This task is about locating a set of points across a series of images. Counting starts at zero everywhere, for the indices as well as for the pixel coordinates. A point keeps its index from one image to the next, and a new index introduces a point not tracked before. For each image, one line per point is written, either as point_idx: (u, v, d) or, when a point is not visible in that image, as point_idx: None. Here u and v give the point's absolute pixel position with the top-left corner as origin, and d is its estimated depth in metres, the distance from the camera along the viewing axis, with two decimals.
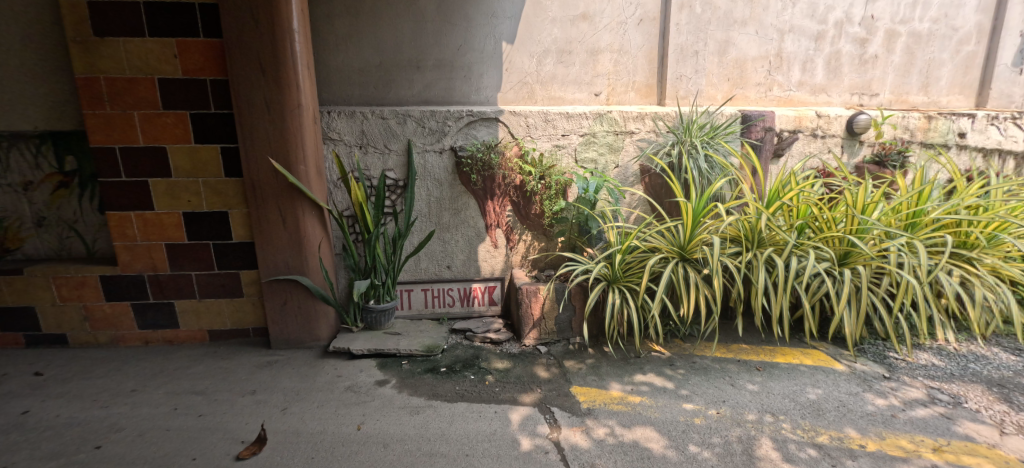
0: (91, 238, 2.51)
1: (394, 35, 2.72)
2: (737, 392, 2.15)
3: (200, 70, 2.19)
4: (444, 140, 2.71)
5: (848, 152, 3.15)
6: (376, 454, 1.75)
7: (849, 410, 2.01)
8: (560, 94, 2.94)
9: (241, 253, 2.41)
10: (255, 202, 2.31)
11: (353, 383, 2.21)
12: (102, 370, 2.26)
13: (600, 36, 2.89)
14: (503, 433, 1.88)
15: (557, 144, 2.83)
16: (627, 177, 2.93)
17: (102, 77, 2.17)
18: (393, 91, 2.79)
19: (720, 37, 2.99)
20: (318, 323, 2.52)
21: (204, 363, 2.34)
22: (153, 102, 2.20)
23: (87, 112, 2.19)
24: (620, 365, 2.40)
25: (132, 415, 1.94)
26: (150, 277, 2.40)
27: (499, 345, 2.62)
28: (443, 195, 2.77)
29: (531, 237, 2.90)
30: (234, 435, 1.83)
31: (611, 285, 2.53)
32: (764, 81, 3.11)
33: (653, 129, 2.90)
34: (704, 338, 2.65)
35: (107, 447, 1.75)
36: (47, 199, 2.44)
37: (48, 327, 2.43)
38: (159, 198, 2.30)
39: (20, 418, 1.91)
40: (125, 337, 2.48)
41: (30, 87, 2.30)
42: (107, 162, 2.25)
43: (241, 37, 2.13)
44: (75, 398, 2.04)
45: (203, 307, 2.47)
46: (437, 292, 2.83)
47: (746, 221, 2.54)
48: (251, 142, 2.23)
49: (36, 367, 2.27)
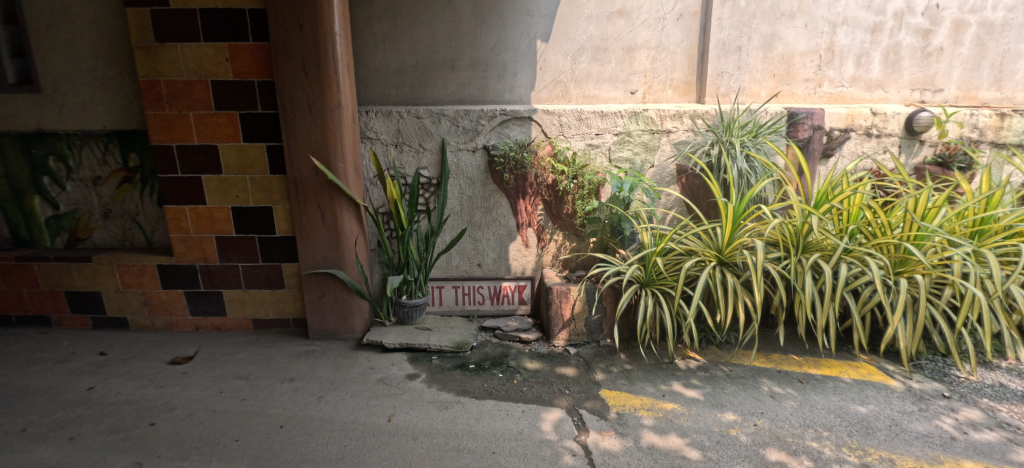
0: (150, 230, 2.69)
1: (429, 35, 2.76)
2: (777, 405, 2.05)
3: (249, 72, 2.32)
4: (477, 139, 2.73)
5: (907, 152, 2.93)
6: (405, 446, 1.79)
7: (902, 430, 1.87)
8: (593, 92, 2.90)
9: (283, 247, 2.52)
10: (297, 198, 2.41)
11: (385, 375, 2.28)
12: (158, 352, 2.43)
13: (637, 33, 2.82)
14: (531, 432, 1.88)
15: (591, 143, 2.79)
16: (663, 177, 2.86)
17: (163, 80, 2.33)
18: (428, 91, 2.83)
19: (766, 31, 2.85)
20: (354, 316, 2.60)
21: (248, 350, 2.47)
22: (207, 103, 2.35)
23: (150, 112, 2.36)
24: (653, 371, 2.35)
25: (183, 395, 2.08)
26: (201, 267, 2.56)
27: (528, 344, 2.62)
28: (475, 194, 2.79)
29: (562, 237, 2.87)
30: (274, 419, 1.93)
31: (644, 287, 2.50)
32: (813, 77, 2.94)
33: (691, 127, 2.80)
34: (742, 346, 2.55)
35: (161, 424, 1.89)
36: (113, 193, 2.64)
37: (113, 311, 2.64)
38: (210, 193, 2.45)
39: (87, 393, 2.09)
40: (178, 322, 2.65)
41: (98, 89, 2.48)
42: (166, 158, 2.41)
43: (287, 40, 2.23)
44: (133, 378, 2.21)
45: (248, 296, 2.61)
46: (467, 290, 2.85)
47: (791, 224, 2.42)
48: (294, 140, 2.34)
49: (101, 347, 2.47)
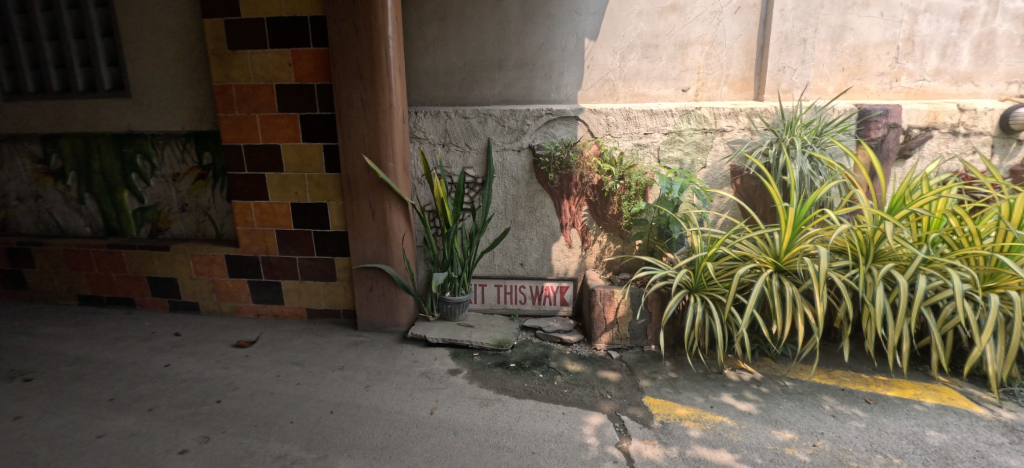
0: (220, 223, 2.92)
1: (477, 36, 2.80)
2: (840, 426, 1.90)
3: (309, 76, 2.46)
4: (522, 139, 2.73)
5: (1000, 153, 2.64)
6: (446, 440, 1.83)
7: (990, 464, 1.68)
8: (643, 91, 2.82)
9: (336, 241, 2.65)
10: (350, 195, 2.53)
11: (428, 369, 2.34)
12: (224, 336, 2.64)
13: (691, 28, 2.71)
14: (571, 435, 1.86)
15: (639, 143, 2.71)
16: (716, 178, 2.73)
17: (233, 84, 2.52)
18: (475, 92, 2.87)
19: (835, 21, 2.64)
20: (399, 310, 2.69)
21: (302, 338, 2.62)
22: (271, 106, 2.52)
23: (222, 114, 2.57)
24: (700, 380, 2.25)
25: (245, 377, 2.24)
26: (263, 258, 2.74)
27: (569, 346, 2.59)
28: (519, 193, 2.79)
29: (606, 238, 2.82)
30: (324, 405, 2.04)
31: (692, 293, 2.40)
32: (889, 70, 2.69)
33: (747, 126, 2.65)
34: (800, 360, 2.39)
35: (226, 402, 2.05)
36: (189, 188, 2.89)
37: (186, 295, 2.89)
38: (272, 190, 2.63)
39: (164, 369, 2.30)
40: (241, 309, 2.86)
41: (178, 93, 2.72)
42: (235, 157, 2.61)
43: (344, 44, 2.34)
44: (203, 358, 2.41)
45: (304, 287, 2.77)
46: (509, 289, 2.87)
47: (861, 231, 2.22)
48: (349, 140, 2.45)
49: (176, 329, 2.71)
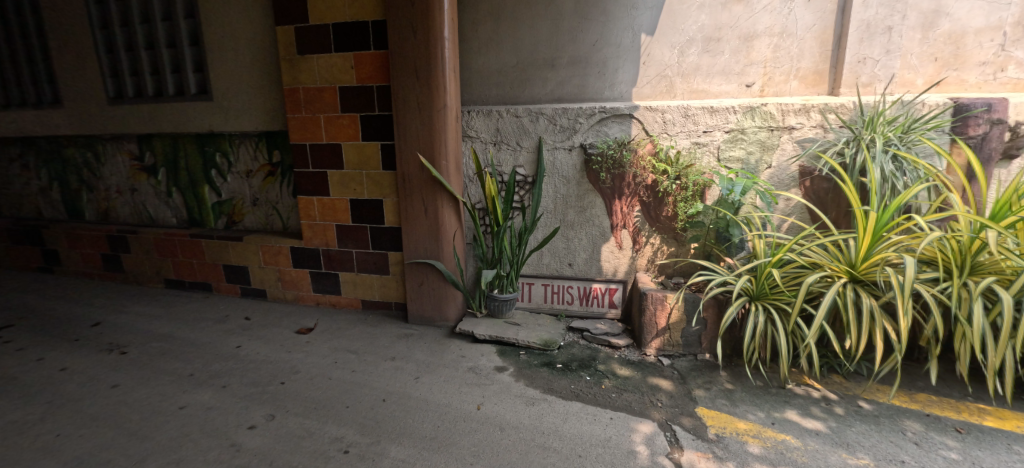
0: (286, 217, 3.12)
1: (531, 35, 2.79)
2: (924, 456, 1.71)
3: (369, 78, 2.56)
4: (574, 137, 2.70)
5: None
6: (493, 436, 1.85)
7: None
8: (702, 87, 2.68)
9: (391, 236, 2.76)
10: (404, 192, 2.62)
11: (475, 364, 2.37)
12: (288, 322, 2.82)
13: (758, 19, 2.54)
14: (619, 441, 1.82)
15: (697, 141, 2.58)
16: (782, 180, 2.56)
17: (301, 87, 2.69)
18: (527, 90, 2.87)
19: (927, 6, 2.38)
20: (448, 305, 2.75)
21: (357, 327, 2.75)
22: (334, 106, 2.66)
23: (291, 115, 2.75)
24: (760, 394, 2.11)
25: (306, 361, 2.39)
26: (324, 251, 2.90)
27: (617, 350, 2.53)
28: (570, 193, 2.76)
29: (659, 240, 2.72)
30: (377, 393, 2.13)
31: (753, 301, 2.27)
32: (993, 59, 2.38)
33: (820, 123, 2.45)
34: (877, 380, 2.18)
35: (289, 384, 2.19)
36: (261, 184, 3.12)
37: (255, 283, 3.12)
38: (333, 186, 2.77)
39: (236, 350, 2.50)
40: (303, 297, 3.05)
41: (252, 96, 2.94)
42: (301, 155, 2.79)
43: (402, 46, 2.43)
44: (269, 341, 2.59)
45: (360, 279, 2.90)
46: (557, 289, 2.84)
47: (955, 239, 1.98)
48: (405, 139, 2.54)
49: (246, 313, 2.94)
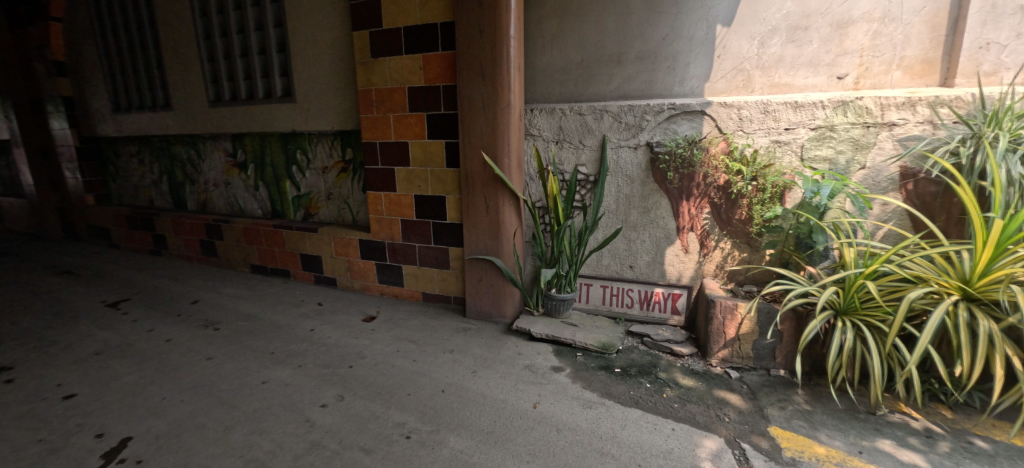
0: (356, 211, 3.31)
1: (597, 31, 2.72)
2: None
3: (436, 78, 2.64)
4: (640, 135, 2.59)
5: None
6: (548, 436, 1.84)
7: None
8: (785, 80, 2.46)
9: (452, 232, 2.82)
10: (467, 189, 2.67)
11: (531, 363, 2.37)
12: (355, 309, 2.99)
13: (854, 3, 2.28)
14: (681, 455, 1.74)
15: (778, 139, 2.37)
16: (877, 182, 2.28)
17: (373, 88, 2.83)
18: (591, 87, 2.80)
19: None
20: (505, 301, 2.77)
21: (418, 319, 2.86)
22: (403, 106, 2.77)
23: (363, 115, 2.91)
24: (845, 419, 1.91)
25: (372, 348, 2.52)
26: (389, 244, 3.04)
27: (680, 358, 2.41)
28: (633, 193, 2.66)
29: (730, 245, 2.53)
30: (436, 384, 2.19)
31: (840, 316, 2.05)
32: None
33: (928, 119, 2.15)
34: (993, 414, 1.89)
35: (357, 368, 2.32)
36: (334, 180, 3.34)
37: (327, 272, 3.34)
38: (400, 182, 2.89)
39: (310, 333, 2.70)
40: (369, 287, 3.21)
41: (330, 97, 3.14)
42: (371, 152, 2.94)
43: (469, 46, 2.47)
44: (339, 327, 2.77)
45: (421, 272, 3.00)
46: (617, 291, 2.75)
47: None
48: (469, 137, 2.59)
49: (319, 299, 3.16)
